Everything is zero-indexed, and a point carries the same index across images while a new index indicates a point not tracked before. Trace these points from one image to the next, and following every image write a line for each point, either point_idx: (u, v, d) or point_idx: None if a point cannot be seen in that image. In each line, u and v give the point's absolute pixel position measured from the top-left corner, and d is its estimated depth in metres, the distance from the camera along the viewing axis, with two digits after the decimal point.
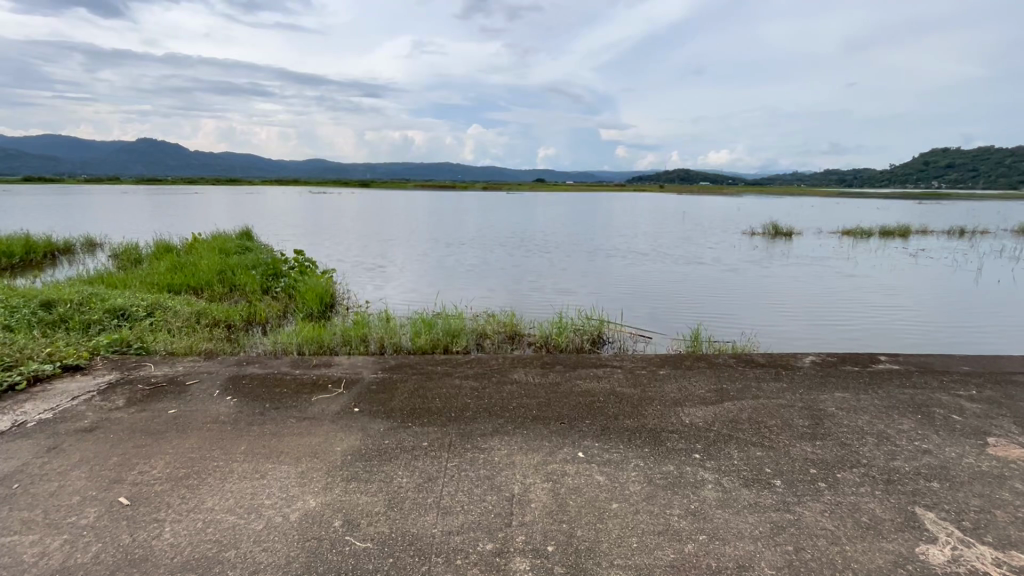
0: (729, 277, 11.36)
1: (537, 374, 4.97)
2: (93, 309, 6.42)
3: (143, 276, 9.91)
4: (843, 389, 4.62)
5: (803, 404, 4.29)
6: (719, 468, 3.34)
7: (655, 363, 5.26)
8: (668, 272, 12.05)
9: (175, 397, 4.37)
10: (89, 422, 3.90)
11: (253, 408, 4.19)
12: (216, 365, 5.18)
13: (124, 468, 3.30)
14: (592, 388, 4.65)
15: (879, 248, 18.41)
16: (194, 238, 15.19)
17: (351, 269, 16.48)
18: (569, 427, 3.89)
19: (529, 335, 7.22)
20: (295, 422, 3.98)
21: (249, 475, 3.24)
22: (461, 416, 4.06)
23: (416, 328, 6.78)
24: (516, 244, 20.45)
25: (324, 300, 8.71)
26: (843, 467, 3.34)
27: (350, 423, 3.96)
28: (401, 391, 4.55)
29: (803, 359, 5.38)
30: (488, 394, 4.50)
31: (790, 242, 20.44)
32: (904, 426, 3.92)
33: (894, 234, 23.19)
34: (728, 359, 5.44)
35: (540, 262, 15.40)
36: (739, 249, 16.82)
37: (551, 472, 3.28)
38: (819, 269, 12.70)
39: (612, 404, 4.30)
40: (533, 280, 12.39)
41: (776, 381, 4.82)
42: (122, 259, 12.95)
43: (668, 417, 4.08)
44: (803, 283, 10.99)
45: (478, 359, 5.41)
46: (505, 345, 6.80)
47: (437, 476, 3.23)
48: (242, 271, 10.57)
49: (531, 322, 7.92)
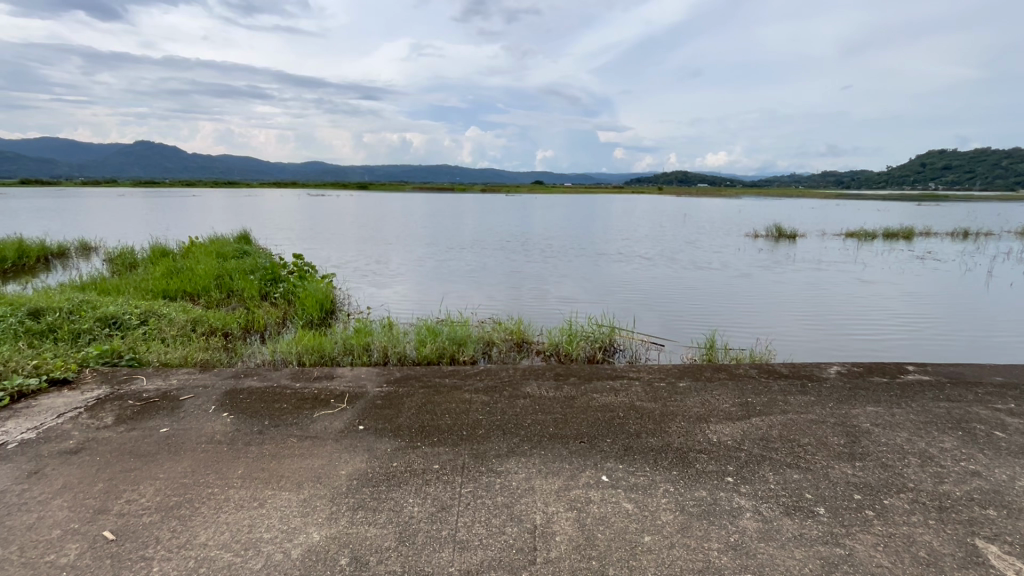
0: (738, 282, 11.14)
1: (551, 386, 4.72)
2: (83, 317, 6.15)
3: (137, 282, 9.64)
4: (875, 402, 4.38)
5: (835, 420, 4.05)
6: (756, 493, 3.09)
7: (674, 375, 5.02)
8: (676, 277, 11.81)
9: (166, 414, 4.10)
10: (74, 443, 3.62)
11: (251, 426, 3.93)
12: (212, 377, 4.92)
13: (111, 497, 3.04)
14: (610, 402, 4.40)
15: (886, 251, 18.17)
16: (191, 241, 14.90)
17: (351, 273, 16.21)
18: (589, 446, 3.64)
19: (537, 344, 6.97)
20: (296, 442, 3.72)
21: (246, 504, 2.97)
22: (473, 435, 3.81)
23: (421, 337, 6.54)
24: (518, 248, 20.19)
25: (323, 306, 8.45)
26: (889, 492, 3.09)
27: (355, 444, 3.70)
28: (408, 407, 4.30)
29: (828, 370, 5.14)
30: (501, 409, 4.25)
31: (794, 245, 20.25)
32: (946, 444, 3.68)
33: (898, 236, 23.03)
34: (749, 369, 5.20)
35: (543, 266, 15.13)
36: (745, 252, 16.58)
37: (574, 499, 3.02)
38: (829, 272, 12.48)
39: (633, 420, 4.06)
40: (538, 285, 12.14)
41: (804, 393, 4.57)
42: (117, 264, 12.66)
43: (694, 435, 3.83)
44: (814, 288, 10.75)
45: (488, 370, 5.16)
46: (513, 354, 6.56)
47: (452, 504, 2.98)
48: (239, 276, 10.31)
49: (539, 330, 7.66)
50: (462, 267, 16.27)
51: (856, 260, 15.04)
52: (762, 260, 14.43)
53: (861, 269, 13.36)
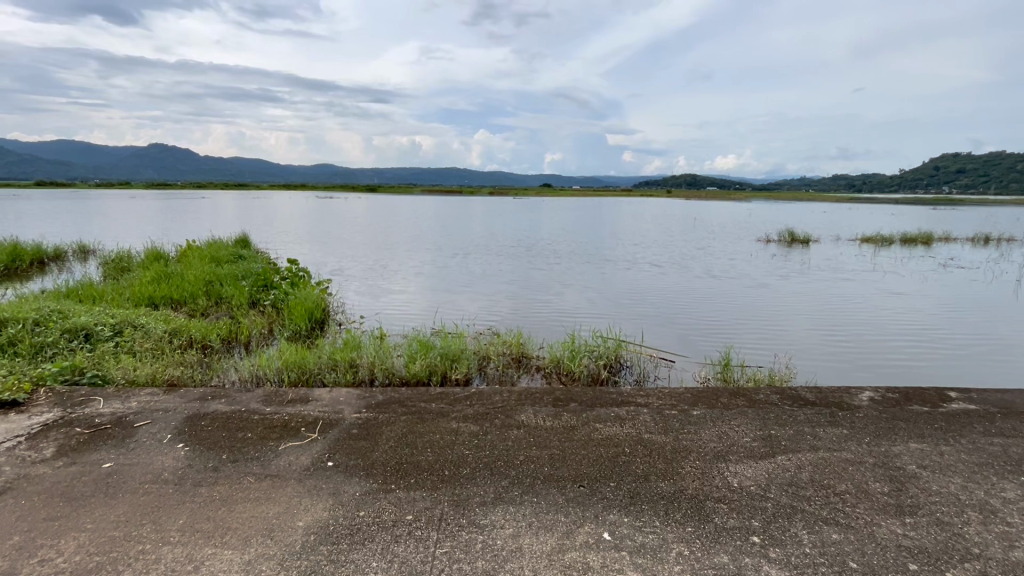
0: (753, 292, 10.58)
1: (548, 414, 4.21)
2: (50, 329, 5.74)
3: (123, 289, 9.26)
4: (919, 438, 3.83)
5: (874, 460, 3.51)
6: (788, 560, 2.56)
7: (686, 401, 4.49)
8: (687, 286, 11.26)
9: (115, 445, 3.65)
10: (2, 482, 3.18)
11: (206, 462, 3.47)
12: (176, 400, 4.47)
13: (22, 556, 2.57)
14: (614, 435, 3.88)
15: (905, 257, 17.47)
16: (187, 244, 14.57)
17: (352, 277, 15.81)
18: (589, 493, 3.13)
19: (537, 360, 6.47)
20: (252, 482, 3.24)
21: (179, 567, 2.51)
22: (456, 475, 3.32)
23: (411, 351, 6.07)
24: (523, 253, 19.71)
25: (313, 316, 7.99)
26: (950, 561, 2.56)
27: (320, 485, 3.23)
28: (385, 439, 3.82)
29: (859, 396, 4.58)
30: (490, 442, 3.75)
31: (808, 250, 19.59)
32: (1009, 494, 3.14)
33: (916, 242, 22.27)
34: (769, 394, 4.66)
35: (547, 272, 14.66)
36: (759, 258, 15.99)
37: (570, 566, 2.52)
38: (847, 282, 11.87)
39: (641, 458, 3.54)
40: (541, 292, 11.65)
41: (835, 425, 4.03)
42: (111, 268, 12.35)
43: (711, 478, 3.31)
44: (833, 299, 10.14)
45: (480, 393, 4.67)
46: (511, 372, 6.09)
47: (422, 570, 2.49)
48: (230, 283, 9.90)
49: (540, 344, 7.15)
50: (464, 272, 15.81)
51: (875, 268, 14.42)
52: (777, 267, 13.85)
53: (880, 277, 12.72)
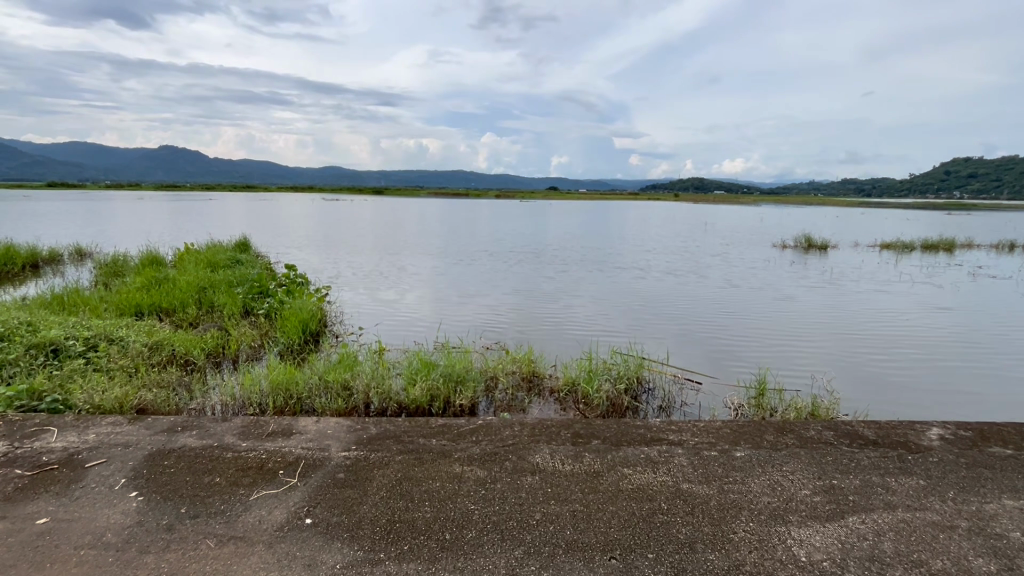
0: (777, 304, 9.95)
1: (567, 455, 3.62)
2: (14, 345, 5.23)
3: (110, 296, 8.77)
4: (1014, 494, 3.20)
5: (968, 524, 2.89)
6: None
7: (727, 439, 3.88)
8: (706, 297, 10.63)
9: (57, 494, 3.09)
10: None
11: (161, 517, 2.89)
12: (141, 432, 3.91)
13: None
14: (647, 484, 3.28)
15: (932, 265, 16.70)
16: (185, 248, 14.14)
17: (355, 281, 15.29)
18: (623, 569, 2.53)
19: (550, 382, 5.88)
20: (211, 549, 2.66)
21: None
22: (459, 541, 2.73)
23: (412, 370, 5.50)
24: (532, 257, 19.15)
25: (307, 327, 7.43)
26: None
27: (292, 554, 2.64)
28: (377, 488, 3.24)
29: (928, 435, 3.95)
30: (500, 494, 3.16)
31: (827, 257, 18.88)
32: None
33: (939, 248, 21.47)
34: (821, 430, 4.05)
35: (556, 278, 14.07)
36: (779, 266, 15.32)
37: None
38: (877, 293, 11.19)
39: (682, 519, 2.94)
40: (552, 300, 11.06)
41: (909, 475, 3.41)
42: (104, 271, 11.90)
43: (771, 547, 2.70)
44: (865, 313, 9.49)
45: (488, 426, 4.09)
46: (522, 396, 5.51)
47: None
48: (224, 290, 9.40)
49: (552, 363, 6.55)
50: (470, 276, 15.25)
51: (903, 277, 13.69)
52: (799, 276, 13.20)
53: (909, 288, 12.04)
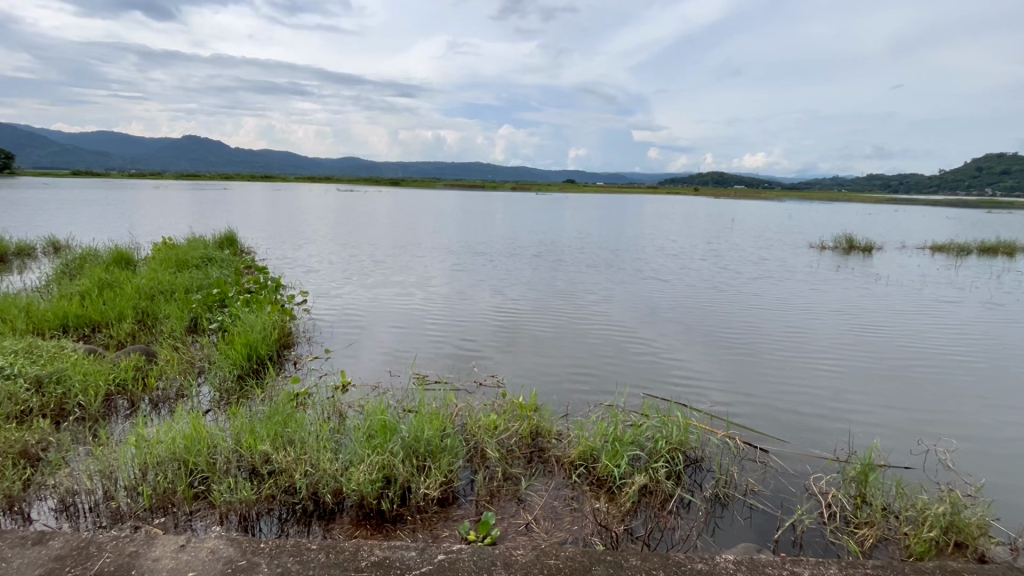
0: (837, 332, 8.23)
1: None
2: None
3: (40, 303, 7.43)
4: None
5: None
6: None
7: None
8: (747, 320, 9.00)
9: None
10: None
11: None
12: None
13: None
14: None
15: (1003, 273, 14.54)
16: (161, 243, 12.84)
17: (346, 278, 13.76)
18: None
19: (559, 445, 4.28)
20: None
21: None
22: None
23: (365, 435, 3.89)
24: (544, 261, 17.51)
25: (254, 354, 5.91)
26: None
27: None
28: None
29: None
30: None
31: (875, 260, 16.88)
32: None
33: (998, 251, 19.22)
34: None
35: (572, 288, 12.33)
36: (827, 276, 13.40)
37: None
38: (956, 315, 9.34)
39: None
40: (564, 316, 9.45)
41: None
42: (63, 268, 10.59)
43: None
44: (952, 345, 7.68)
45: (450, 569, 2.49)
46: (516, 476, 3.90)
47: None
48: (177, 297, 7.98)
49: (562, 415, 4.94)
50: (475, 279, 13.59)
51: (978, 290, 11.69)
52: (854, 290, 11.37)
53: (992, 306, 10.11)
